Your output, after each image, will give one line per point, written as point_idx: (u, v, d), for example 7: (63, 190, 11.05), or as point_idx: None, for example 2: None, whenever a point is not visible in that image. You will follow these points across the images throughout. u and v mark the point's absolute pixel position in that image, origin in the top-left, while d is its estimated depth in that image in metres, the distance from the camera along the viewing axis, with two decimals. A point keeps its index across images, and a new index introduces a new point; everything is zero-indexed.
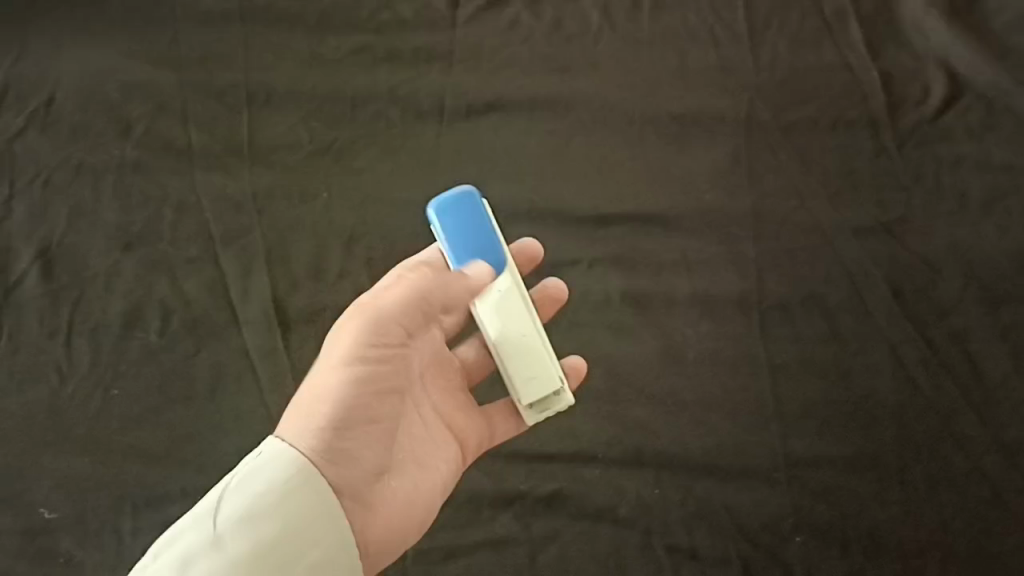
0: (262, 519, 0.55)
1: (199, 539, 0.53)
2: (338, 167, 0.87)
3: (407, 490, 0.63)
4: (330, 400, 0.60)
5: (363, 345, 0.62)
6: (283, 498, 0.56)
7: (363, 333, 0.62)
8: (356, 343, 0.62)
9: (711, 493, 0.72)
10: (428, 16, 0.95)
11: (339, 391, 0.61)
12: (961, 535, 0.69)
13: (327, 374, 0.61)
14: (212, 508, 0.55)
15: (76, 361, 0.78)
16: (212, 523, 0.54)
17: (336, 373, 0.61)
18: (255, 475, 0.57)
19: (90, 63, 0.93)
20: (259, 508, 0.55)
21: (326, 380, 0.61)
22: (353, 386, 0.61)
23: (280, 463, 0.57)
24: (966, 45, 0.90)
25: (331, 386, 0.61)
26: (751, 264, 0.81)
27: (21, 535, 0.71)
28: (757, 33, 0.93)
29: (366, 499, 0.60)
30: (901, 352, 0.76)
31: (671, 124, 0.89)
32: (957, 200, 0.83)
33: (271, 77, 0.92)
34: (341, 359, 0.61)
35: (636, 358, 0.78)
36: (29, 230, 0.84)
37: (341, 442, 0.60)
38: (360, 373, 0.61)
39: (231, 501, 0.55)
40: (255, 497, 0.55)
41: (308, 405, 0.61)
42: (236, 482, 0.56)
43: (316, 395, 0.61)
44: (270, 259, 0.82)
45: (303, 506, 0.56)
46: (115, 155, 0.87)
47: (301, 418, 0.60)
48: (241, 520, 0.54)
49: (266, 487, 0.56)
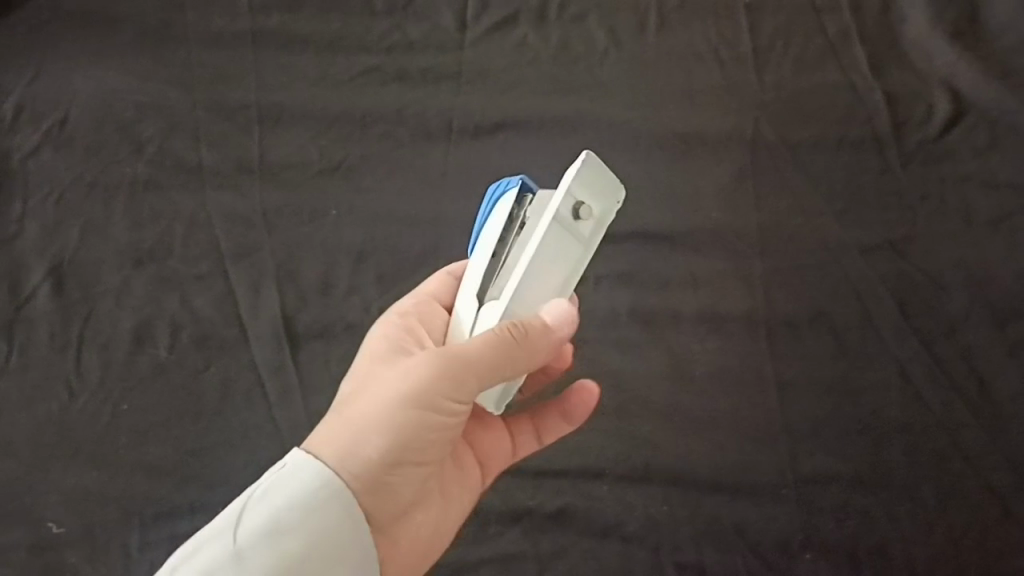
0: (285, 535, 0.53)
1: (221, 554, 0.52)
2: (348, 186, 0.88)
3: (429, 523, 0.62)
4: (388, 437, 0.56)
5: (450, 396, 0.56)
6: (306, 514, 0.53)
7: (450, 386, 0.55)
8: (435, 387, 0.55)
9: (721, 510, 0.71)
10: (437, 37, 0.97)
11: (403, 430, 0.56)
12: (973, 552, 0.68)
13: (388, 401, 0.56)
14: (233, 521, 0.53)
15: (85, 374, 0.78)
16: (234, 537, 0.52)
17: (406, 412, 0.56)
18: (277, 488, 0.54)
19: (105, 83, 0.95)
20: (282, 523, 0.53)
21: (390, 414, 0.56)
22: (422, 428, 0.56)
23: (306, 477, 0.55)
24: (970, 65, 0.91)
25: (397, 422, 0.56)
26: (758, 280, 0.81)
27: (28, 549, 0.71)
28: (763, 52, 0.94)
29: (390, 530, 0.60)
30: (909, 370, 0.76)
31: (676, 143, 0.89)
32: (963, 218, 0.83)
33: (283, 97, 0.94)
34: (412, 397, 0.56)
35: (645, 374, 0.78)
36: (42, 248, 0.85)
37: (385, 479, 0.57)
38: (432, 417, 0.56)
39: (254, 513, 0.53)
40: (277, 510, 0.53)
41: (359, 430, 0.56)
42: (257, 493, 0.54)
43: (369, 423, 0.56)
44: (279, 274, 0.83)
45: (327, 522, 0.54)
46: (128, 173, 0.89)
47: (347, 444, 0.56)
48: (263, 536, 0.52)
49: (290, 501, 0.53)
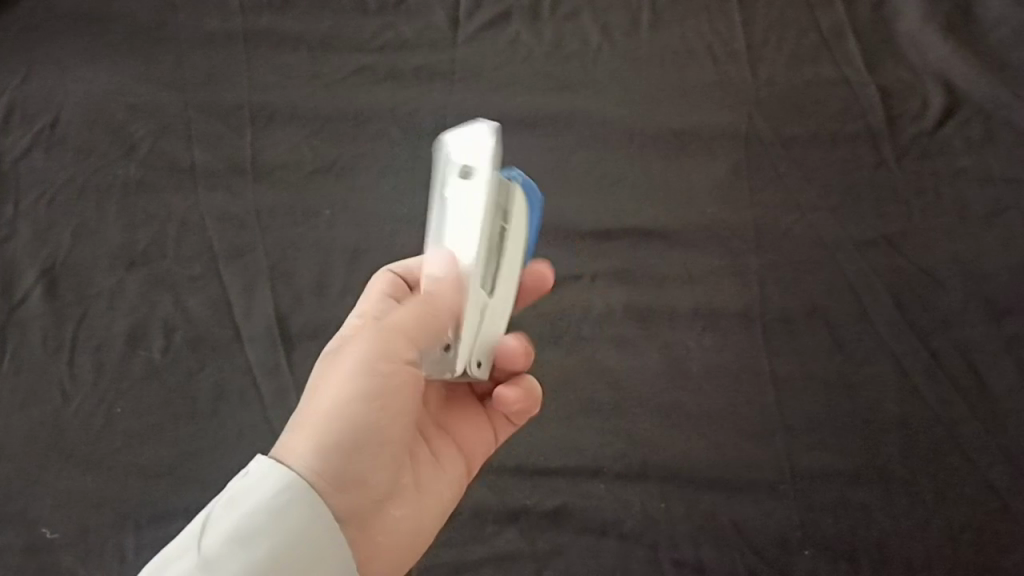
0: (252, 537, 0.52)
1: (190, 563, 0.51)
2: (341, 185, 0.88)
3: (407, 518, 0.61)
4: (339, 418, 0.56)
5: (384, 357, 0.57)
6: (273, 513, 0.53)
7: (386, 352, 0.57)
8: (370, 356, 0.57)
9: (719, 507, 0.71)
10: (430, 35, 0.96)
11: (349, 407, 0.56)
12: (970, 547, 0.68)
13: (334, 387, 0.57)
14: (199, 530, 0.53)
15: (78, 377, 0.78)
16: (201, 544, 0.52)
17: (349, 385, 0.57)
18: (242, 492, 0.54)
19: (96, 85, 0.95)
20: (248, 526, 0.52)
21: (339, 395, 0.57)
22: (367, 400, 0.57)
23: (271, 477, 0.54)
24: (964, 59, 0.91)
25: (341, 399, 0.56)
26: (753, 276, 0.81)
27: (22, 553, 0.71)
28: (757, 48, 0.94)
29: (368, 526, 0.59)
30: (906, 364, 0.75)
31: (670, 140, 0.89)
32: (958, 213, 0.82)
33: (275, 97, 0.93)
34: (353, 375, 0.57)
35: (641, 372, 0.77)
36: (34, 250, 0.84)
37: (351, 468, 0.56)
38: (373, 385, 0.57)
39: (222, 520, 0.53)
40: (243, 514, 0.53)
41: (313, 420, 0.57)
42: (224, 499, 0.54)
43: (321, 412, 0.56)
44: (273, 275, 0.82)
45: (294, 519, 0.53)
46: (120, 174, 0.89)
47: (302, 433, 0.56)
48: (232, 544, 0.52)
49: (255, 503, 0.53)
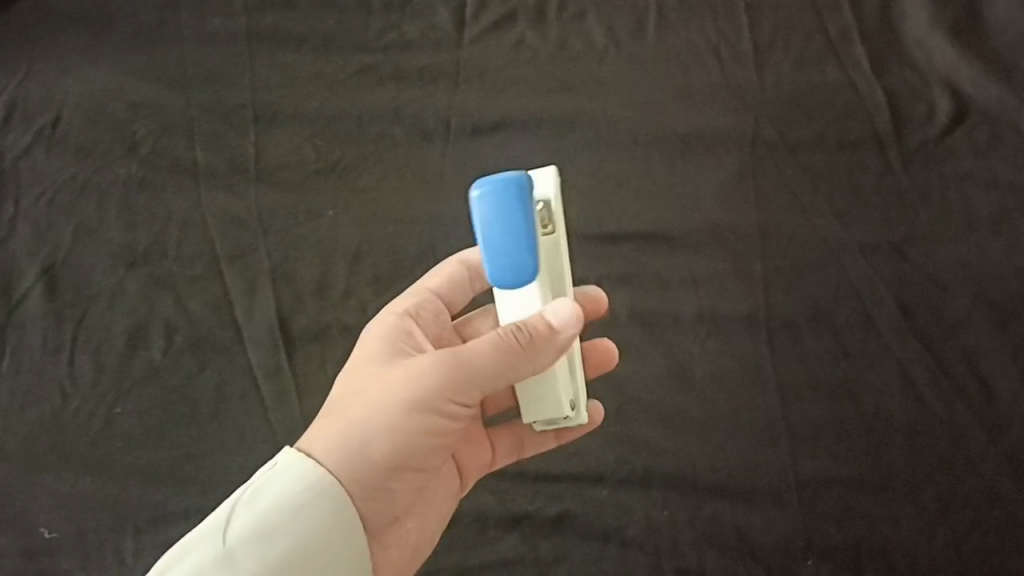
0: (279, 532, 0.53)
1: (210, 554, 0.52)
2: (343, 186, 0.87)
3: (418, 528, 0.62)
4: (385, 442, 0.56)
5: (450, 399, 0.56)
6: (298, 511, 0.54)
7: (450, 391, 0.56)
8: (443, 392, 0.56)
9: (722, 514, 0.71)
10: (434, 35, 0.95)
11: (400, 434, 0.56)
12: (973, 556, 0.68)
13: (397, 404, 0.56)
14: (222, 522, 0.53)
15: (78, 379, 0.78)
16: (226, 535, 0.53)
17: (407, 417, 0.56)
18: (268, 486, 0.55)
19: (97, 83, 0.94)
20: (276, 521, 0.53)
21: (389, 420, 0.56)
22: (417, 432, 0.57)
23: (295, 474, 0.55)
24: (972, 63, 0.90)
25: (393, 424, 0.56)
26: (759, 281, 0.80)
27: (21, 555, 0.70)
28: (764, 49, 0.93)
29: (383, 538, 0.60)
30: (911, 371, 0.75)
31: (676, 142, 0.88)
32: (965, 219, 0.82)
33: (278, 97, 0.92)
34: (419, 403, 0.56)
35: (645, 377, 0.77)
36: (34, 250, 0.84)
37: (383, 485, 0.57)
38: (428, 422, 0.57)
39: (242, 515, 0.53)
40: (270, 509, 0.54)
41: (358, 435, 0.56)
42: (247, 494, 0.54)
43: (375, 426, 0.56)
44: (275, 277, 0.82)
45: (322, 520, 0.54)
46: (121, 174, 0.88)
47: (344, 441, 0.56)
48: (252, 538, 0.53)
49: (279, 500, 0.54)
